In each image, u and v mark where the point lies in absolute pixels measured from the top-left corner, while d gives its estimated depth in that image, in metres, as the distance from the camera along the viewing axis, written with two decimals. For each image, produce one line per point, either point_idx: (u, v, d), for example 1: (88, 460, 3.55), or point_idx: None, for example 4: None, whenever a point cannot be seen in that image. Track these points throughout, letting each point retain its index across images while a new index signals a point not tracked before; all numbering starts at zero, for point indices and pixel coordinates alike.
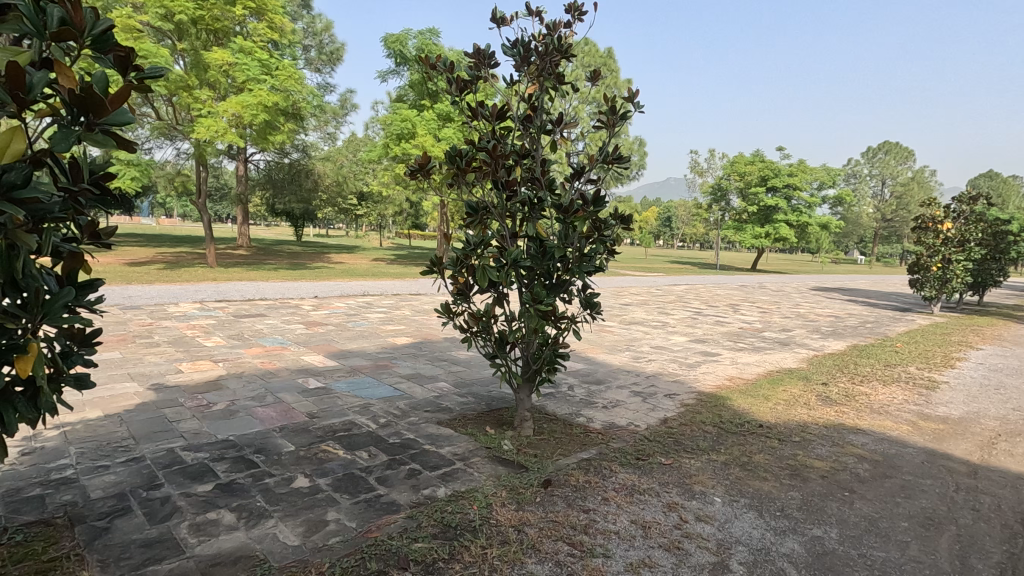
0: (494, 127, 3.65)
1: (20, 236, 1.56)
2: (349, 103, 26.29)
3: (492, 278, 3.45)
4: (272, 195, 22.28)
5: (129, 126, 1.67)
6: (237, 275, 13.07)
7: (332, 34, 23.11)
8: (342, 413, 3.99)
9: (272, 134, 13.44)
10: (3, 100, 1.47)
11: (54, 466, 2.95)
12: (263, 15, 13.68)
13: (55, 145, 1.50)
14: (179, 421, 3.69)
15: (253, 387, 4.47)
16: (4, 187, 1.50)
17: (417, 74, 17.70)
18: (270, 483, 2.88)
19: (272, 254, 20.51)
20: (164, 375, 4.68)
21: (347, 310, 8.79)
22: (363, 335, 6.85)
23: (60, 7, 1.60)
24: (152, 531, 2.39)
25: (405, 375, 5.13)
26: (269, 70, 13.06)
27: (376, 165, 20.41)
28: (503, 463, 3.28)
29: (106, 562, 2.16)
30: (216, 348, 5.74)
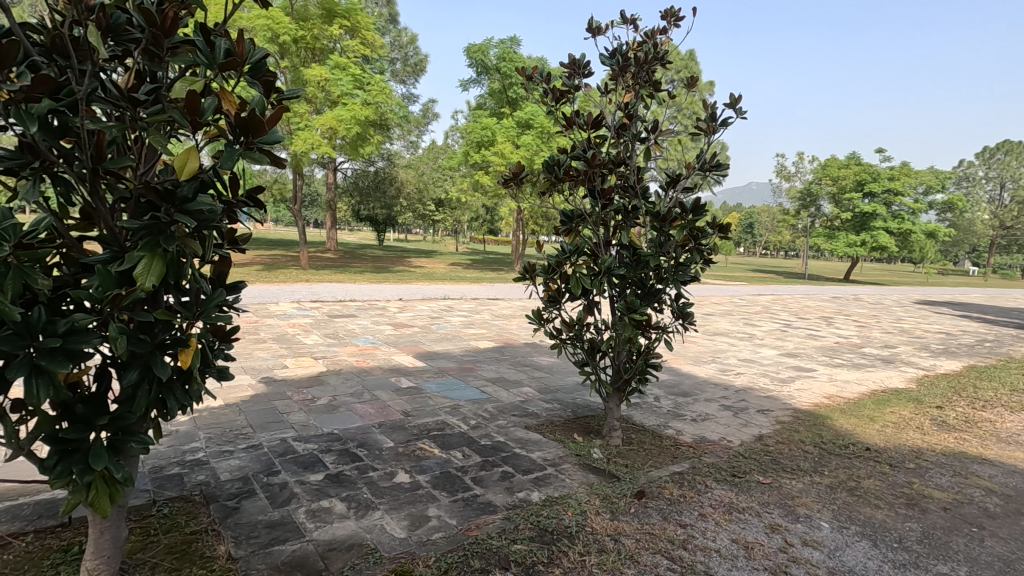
0: (590, 135, 3.65)
1: (188, 242, 1.77)
2: (430, 112, 27.22)
3: (586, 286, 3.47)
4: (358, 201, 23.53)
5: (279, 142, 1.84)
6: (326, 277, 13.93)
7: (417, 46, 24.14)
8: (434, 412, 4.15)
9: (362, 145, 14.23)
10: (182, 124, 1.70)
11: (188, 448, 3.28)
12: (356, 32, 14.54)
13: (223, 163, 1.70)
14: (288, 413, 3.98)
15: (351, 383, 4.74)
16: (178, 201, 1.74)
17: (497, 83, 18.06)
18: (374, 476, 3.05)
19: (356, 257, 21.66)
20: (272, 370, 5.06)
21: (431, 313, 9.11)
22: (447, 338, 7.08)
23: (227, 40, 1.80)
24: (274, 514, 2.60)
25: (490, 379, 5.23)
26: (361, 84, 13.89)
27: (456, 173, 21.04)
28: (594, 471, 3.27)
29: (239, 539, 2.38)
30: (315, 346, 6.14)
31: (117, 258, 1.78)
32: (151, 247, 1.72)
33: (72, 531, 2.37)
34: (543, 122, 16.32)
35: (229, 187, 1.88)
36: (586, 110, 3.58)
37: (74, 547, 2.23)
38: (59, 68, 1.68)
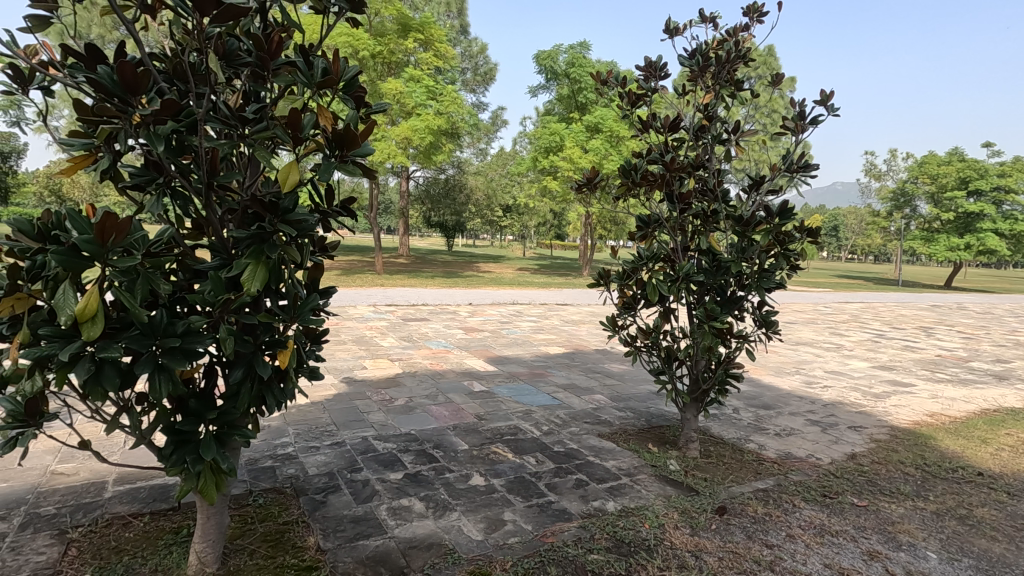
0: (667, 138, 3.56)
1: (288, 250, 1.89)
2: (499, 119, 27.62)
3: (663, 292, 3.38)
4: (429, 208, 24.26)
5: (369, 155, 1.93)
6: (399, 282, 14.46)
7: (487, 55, 24.58)
8: (506, 417, 4.18)
9: (434, 153, 14.66)
10: (285, 140, 1.83)
11: (279, 442, 3.49)
12: (430, 45, 15.03)
13: (320, 175, 1.80)
14: (368, 412, 4.15)
15: (426, 385, 4.88)
16: (281, 211, 1.87)
17: (566, 89, 18.04)
18: (450, 478, 3.11)
19: (427, 263, 22.27)
20: (352, 370, 5.30)
21: (501, 318, 9.22)
22: (517, 343, 7.13)
23: (324, 60, 1.91)
24: (358, 510, 2.71)
25: (561, 385, 5.21)
26: (434, 95, 14.33)
27: (524, 178, 21.22)
28: (671, 484, 3.17)
29: (327, 532, 2.51)
30: (392, 348, 6.37)
31: (225, 265, 1.92)
32: (257, 254, 1.85)
33: (182, 514, 2.58)
34: (613, 126, 16.12)
35: (324, 198, 1.99)
36: (664, 112, 3.49)
37: (184, 529, 2.43)
38: (180, 92, 1.85)
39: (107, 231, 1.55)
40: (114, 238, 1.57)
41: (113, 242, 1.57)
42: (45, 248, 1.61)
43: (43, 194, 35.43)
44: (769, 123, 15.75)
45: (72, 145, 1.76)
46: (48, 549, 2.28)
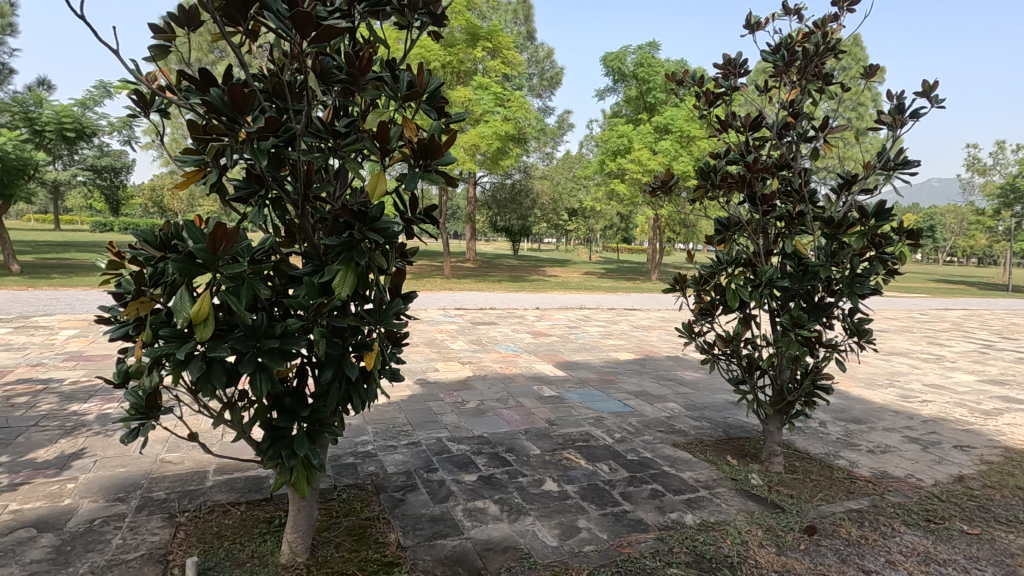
0: (747, 138, 3.43)
1: (375, 257, 1.97)
2: (565, 123, 27.57)
3: (744, 298, 3.23)
4: (496, 213, 24.61)
5: (452, 164, 1.99)
6: (467, 286, 14.74)
7: (553, 60, 24.62)
8: (577, 423, 4.15)
9: (502, 159, 14.86)
10: (374, 151, 1.91)
11: (359, 440, 3.64)
12: (498, 53, 15.26)
13: (407, 184, 1.86)
14: (441, 413, 4.25)
15: (496, 389, 4.94)
16: (369, 219, 1.96)
17: (635, 90, 17.74)
18: (523, 482, 3.13)
19: (494, 267, 22.55)
20: (425, 372, 5.45)
21: (568, 322, 9.18)
22: (586, 348, 7.07)
23: (410, 73, 2.02)
24: (435, 509, 2.78)
25: (633, 391, 5.12)
26: (502, 102, 14.57)
27: (591, 181, 21.04)
28: (753, 499, 3.03)
29: (407, 529, 2.58)
30: (462, 351, 6.50)
31: (317, 271, 2.02)
32: (347, 261, 1.94)
33: (274, 505, 2.75)
34: (683, 126, 15.64)
35: (409, 206, 2.05)
36: (745, 111, 3.35)
37: (276, 520, 2.59)
38: (279, 109, 1.98)
39: (218, 240, 1.67)
40: (223, 247, 1.69)
41: (223, 250, 1.69)
42: (165, 256, 1.77)
43: (150, 206, 39.08)
44: (856, 117, 14.76)
45: (186, 161, 1.91)
46: (161, 530, 2.50)
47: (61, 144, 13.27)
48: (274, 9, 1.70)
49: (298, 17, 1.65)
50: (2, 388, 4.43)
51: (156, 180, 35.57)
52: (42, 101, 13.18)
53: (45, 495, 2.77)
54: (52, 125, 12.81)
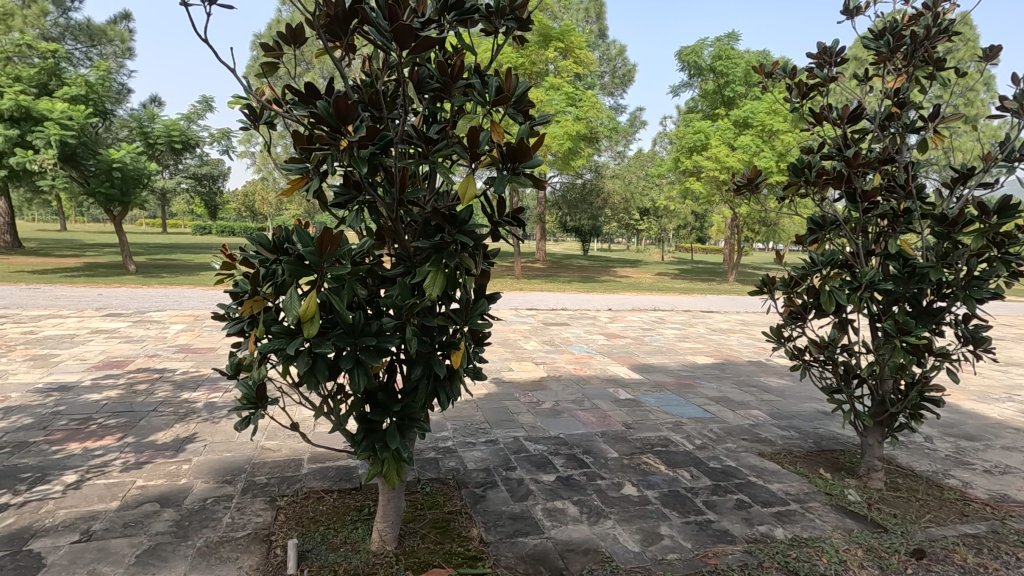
0: (845, 132, 3.21)
1: (464, 259, 2.03)
2: (638, 121, 27.01)
3: (840, 302, 3.02)
4: (566, 213, 24.52)
5: (540, 167, 2.00)
6: (538, 286, 14.80)
7: (626, 57, 24.20)
8: (655, 428, 4.05)
9: (573, 159, 14.80)
10: (464, 155, 1.96)
11: (440, 436, 3.75)
12: (570, 53, 15.20)
13: (497, 188, 1.91)
14: (518, 413, 4.29)
15: (571, 390, 4.92)
16: (459, 222, 2.02)
17: (712, 84, 17.10)
18: (602, 485, 3.10)
19: (563, 267, 22.42)
20: (500, 371, 5.53)
21: (642, 324, 9.00)
22: (661, 351, 6.90)
23: (499, 78, 2.07)
24: (516, 507, 2.82)
25: (713, 397, 4.93)
26: (574, 101, 14.53)
27: (664, 180, 20.51)
28: (851, 516, 2.84)
29: (488, 525, 2.64)
30: (535, 351, 6.53)
31: (409, 272, 2.11)
32: (436, 263, 2.01)
33: (363, 494, 2.89)
34: (765, 119, 14.85)
35: (496, 209, 2.09)
36: (844, 102, 3.14)
37: (366, 509, 2.72)
38: (375, 118, 2.08)
39: (325, 244, 1.79)
40: (329, 250, 1.81)
41: (329, 253, 1.81)
42: (278, 259, 1.92)
43: (243, 210, 42.18)
44: (965, 104, 13.45)
45: (290, 169, 2.04)
46: (264, 512, 2.69)
47: (170, 154, 14.60)
48: (377, 23, 1.80)
49: (400, 29, 1.72)
50: (126, 376, 4.94)
51: (250, 186, 38.36)
52: (155, 116, 14.55)
53: (166, 473, 3.06)
54: (163, 138, 14.11)
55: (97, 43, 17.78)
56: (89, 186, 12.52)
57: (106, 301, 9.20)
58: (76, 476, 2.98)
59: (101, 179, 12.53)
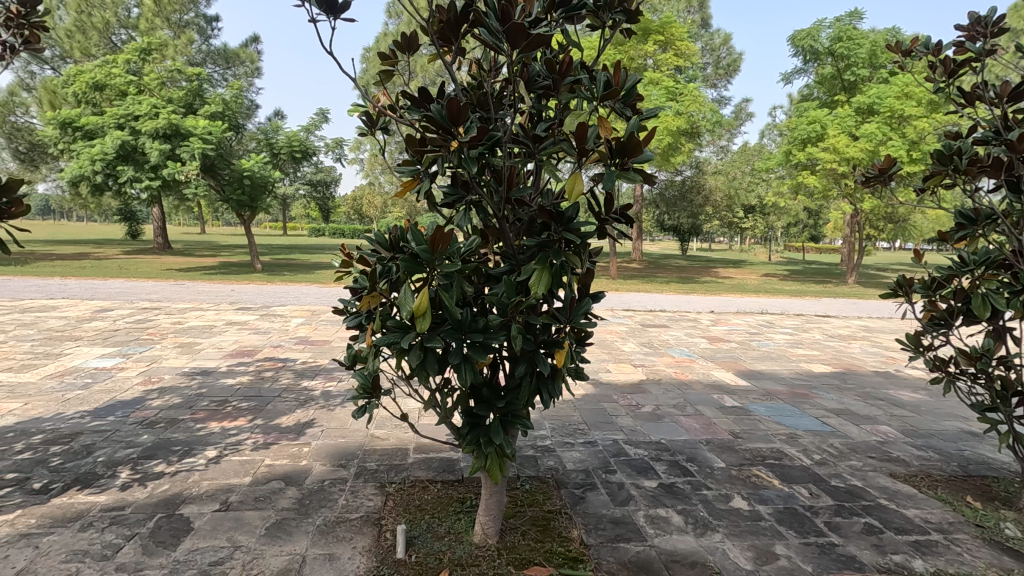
0: (1006, 112, 2.79)
1: (571, 257, 2.01)
2: (743, 113, 25.51)
3: (999, 307, 2.63)
4: (664, 212, 23.70)
5: (650, 161, 1.94)
6: (634, 286, 14.43)
7: (730, 46, 22.96)
8: (767, 439, 3.78)
9: (673, 155, 14.29)
10: (572, 153, 1.93)
11: (538, 435, 3.77)
12: (670, 46, 14.68)
13: (606, 184, 1.86)
14: (616, 415, 4.20)
15: (672, 395, 4.74)
16: (565, 220, 1.99)
17: (829, 69, 15.75)
18: (708, 495, 2.94)
19: (661, 268, 21.66)
20: (597, 372, 5.45)
21: (749, 328, 8.47)
22: (771, 357, 6.44)
23: (608, 74, 2.02)
24: (616, 512, 2.75)
25: (832, 409, 4.52)
26: (674, 96, 14.02)
27: (773, 175, 19.17)
28: (1009, 554, 2.47)
29: (589, 527, 2.60)
30: (633, 353, 6.37)
31: (514, 270, 2.12)
32: (542, 261, 2.00)
33: (465, 486, 2.96)
34: (893, 104, 13.38)
35: (603, 206, 2.04)
36: (1004, 78, 2.73)
37: (468, 501, 2.79)
38: (483, 118, 2.11)
39: (437, 242, 1.86)
40: (440, 247, 1.87)
41: (440, 251, 1.88)
42: (393, 257, 2.02)
43: (353, 212, 45.19)
44: None
45: (403, 171, 2.12)
46: (375, 497, 2.85)
47: (291, 163, 15.96)
48: (489, 25, 1.83)
49: (513, 28, 1.74)
50: (256, 364, 5.47)
51: (358, 191, 40.96)
52: (279, 129, 15.97)
53: (289, 454, 3.34)
54: (285, 148, 15.48)
55: (232, 65, 19.92)
56: (225, 193, 14.03)
57: (238, 296, 10.24)
58: (216, 452, 3.33)
59: (234, 187, 13.97)
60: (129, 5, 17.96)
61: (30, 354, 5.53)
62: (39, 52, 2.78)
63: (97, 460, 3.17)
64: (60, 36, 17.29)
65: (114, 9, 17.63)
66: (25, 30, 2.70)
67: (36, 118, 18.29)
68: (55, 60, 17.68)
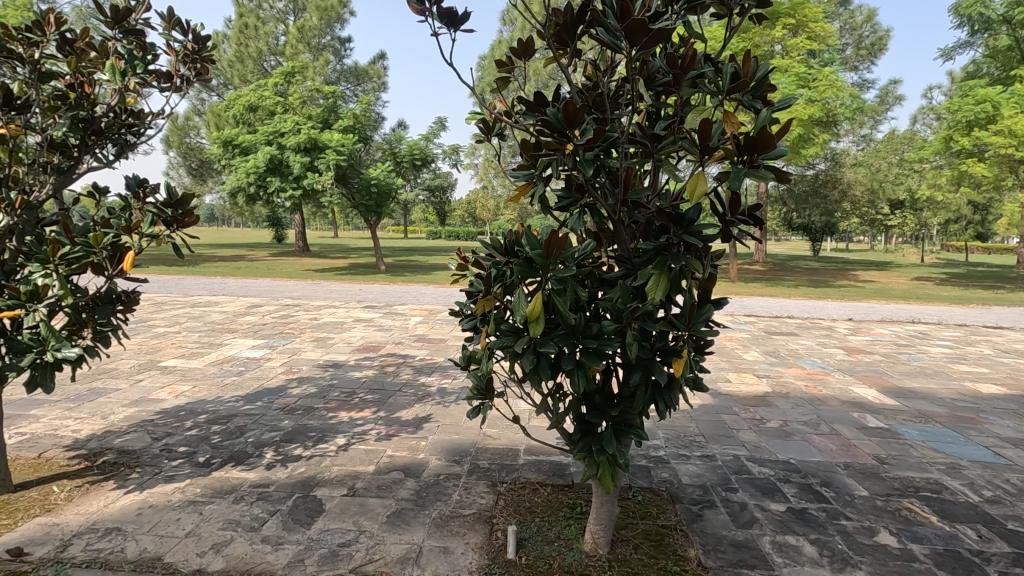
0: None
1: (692, 262, 1.90)
2: (890, 96, 22.74)
3: None
4: (792, 209, 21.81)
5: (784, 157, 1.77)
6: (757, 290, 13.42)
7: (875, 22, 20.58)
8: (920, 468, 3.31)
9: (804, 147, 13.10)
10: (694, 151, 1.82)
11: (652, 444, 3.63)
12: (802, 29, 13.48)
13: (733, 184, 1.73)
14: (738, 429, 3.92)
15: (803, 410, 4.32)
16: (686, 222, 1.88)
17: (1005, 39, 13.53)
18: (848, 527, 2.64)
19: (788, 270, 19.91)
20: (715, 382, 5.14)
21: (897, 338, 7.50)
22: (925, 373, 5.64)
23: (735, 64, 1.89)
24: (739, 534, 2.56)
25: (1008, 438, 3.85)
26: (806, 82, 12.82)
27: (928, 165, 16.86)
28: None
29: (707, 549, 2.44)
30: (757, 363, 5.91)
31: (629, 275, 2.05)
32: (661, 266, 1.91)
33: (575, 492, 2.93)
34: None
35: (727, 207, 1.89)
36: None
37: (578, 507, 2.76)
38: (599, 120, 2.07)
39: (551, 247, 1.85)
40: (555, 252, 1.87)
41: (555, 255, 1.87)
42: (508, 261, 2.05)
43: (467, 215, 47.00)
44: None
45: (517, 176, 2.13)
46: (487, 495, 2.91)
47: (412, 171, 16.95)
48: (607, 24, 1.78)
49: (632, 25, 1.68)
50: (379, 359, 5.86)
51: (473, 195, 42.48)
52: (402, 138, 17.01)
53: (408, 447, 3.52)
54: (407, 157, 16.49)
55: (362, 81, 21.62)
56: (355, 200, 15.25)
57: (363, 295, 11.06)
58: (345, 440, 3.61)
59: (362, 194, 15.09)
60: (277, 34, 20.25)
61: (198, 343, 6.40)
62: (208, 82, 3.20)
63: (249, 440, 3.58)
64: (225, 66, 19.92)
65: (266, 39, 20.01)
66: (197, 64, 3.13)
67: (205, 139, 21.19)
68: (220, 87, 20.39)
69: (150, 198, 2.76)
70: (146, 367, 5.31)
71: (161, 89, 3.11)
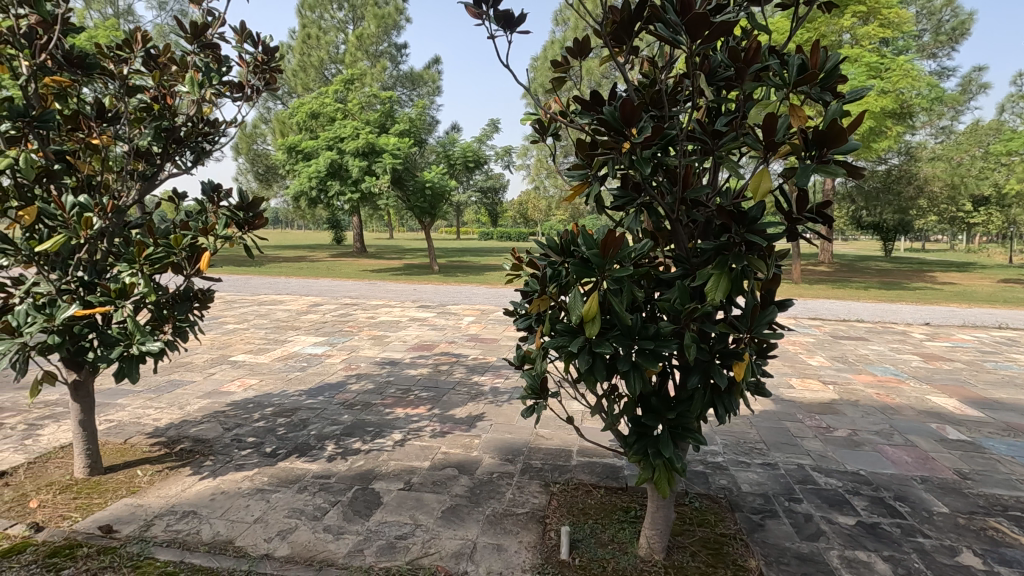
0: None
1: (755, 262, 1.84)
2: (973, 84, 21.13)
3: None
4: (862, 207, 20.65)
5: (856, 151, 1.68)
6: (822, 292, 12.78)
7: (957, 5, 19.17)
8: (1008, 485, 3.06)
9: (876, 141, 12.36)
10: (758, 147, 1.76)
11: (709, 450, 3.52)
12: (874, 16, 12.73)
13: (800, 180, 1.65)
14: (802, 437, 3.75)
15: (874, 419, 4.08)
16: (748, 220, 1.82)
17: None
18: (925, 545, 2.47)
19: (857, 271, 18.84)
20: (777, 387, 4.93)
21: (981, 345, 6.95)
22: (1014, 383, 5.20)
23: (802, 54, 1.81)
24: (803, 547, 2.45)
25: None
26: (878, 72, 12.04)
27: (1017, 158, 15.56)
28: None
29: (770, 560, 2.35)
30: (823, 368, 5.63)
31: (688, 275, 2.00)
32: (721, 266, 1.86)
33: (629, 496, 2.89)
34: None
35: (793, 204, 1.81)
36: None
37: (632, 511, 2.72)
38: (657, 117, 2.03)
39: (607, 246, 1.84)
40: (611, 252, 1.85)
41: (611, 255, 1.86)
42: (563, 260, 2.04)
43: (518, 216, 47.20)
44: None
45: (572, 176, 2.12)
46: (540, 495, 2.92)
47: (465, 172, 17.20)
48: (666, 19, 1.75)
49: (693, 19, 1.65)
50: (433, 358, 5.97)
51: (524, 196, 42.63)
52: (455, 141, 17.28)
53: (462, 445, 3.57)
54: (461, 159, 16.75)
55: (418, 86, 22.11)
56: (410, 202, 15.61)
57: (418, 295, 11.31)
58: (401, 436, 3.71)
59: (417, 196, 15.42)
60: (337, 43, 21.06)
61: (264, 340, 6.74)
62: (275, 91, 3.36)
63: (311, 433, 3.74)
64: (289, 76, 20.87)
65: (327, 48, 20.80)
66: (266, 74, 3.30)
67: (271, 145, 22.28)
68: (285, 95, 21.35)
69: (223, 202, 2.94)
70: (217, 362, 5.63)
71: (233, 99, 3.29)
